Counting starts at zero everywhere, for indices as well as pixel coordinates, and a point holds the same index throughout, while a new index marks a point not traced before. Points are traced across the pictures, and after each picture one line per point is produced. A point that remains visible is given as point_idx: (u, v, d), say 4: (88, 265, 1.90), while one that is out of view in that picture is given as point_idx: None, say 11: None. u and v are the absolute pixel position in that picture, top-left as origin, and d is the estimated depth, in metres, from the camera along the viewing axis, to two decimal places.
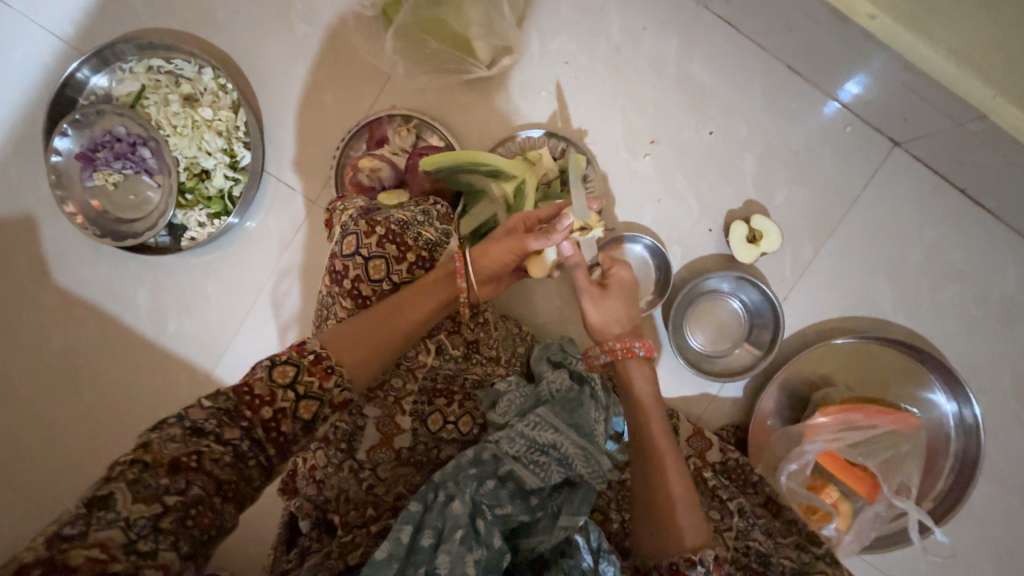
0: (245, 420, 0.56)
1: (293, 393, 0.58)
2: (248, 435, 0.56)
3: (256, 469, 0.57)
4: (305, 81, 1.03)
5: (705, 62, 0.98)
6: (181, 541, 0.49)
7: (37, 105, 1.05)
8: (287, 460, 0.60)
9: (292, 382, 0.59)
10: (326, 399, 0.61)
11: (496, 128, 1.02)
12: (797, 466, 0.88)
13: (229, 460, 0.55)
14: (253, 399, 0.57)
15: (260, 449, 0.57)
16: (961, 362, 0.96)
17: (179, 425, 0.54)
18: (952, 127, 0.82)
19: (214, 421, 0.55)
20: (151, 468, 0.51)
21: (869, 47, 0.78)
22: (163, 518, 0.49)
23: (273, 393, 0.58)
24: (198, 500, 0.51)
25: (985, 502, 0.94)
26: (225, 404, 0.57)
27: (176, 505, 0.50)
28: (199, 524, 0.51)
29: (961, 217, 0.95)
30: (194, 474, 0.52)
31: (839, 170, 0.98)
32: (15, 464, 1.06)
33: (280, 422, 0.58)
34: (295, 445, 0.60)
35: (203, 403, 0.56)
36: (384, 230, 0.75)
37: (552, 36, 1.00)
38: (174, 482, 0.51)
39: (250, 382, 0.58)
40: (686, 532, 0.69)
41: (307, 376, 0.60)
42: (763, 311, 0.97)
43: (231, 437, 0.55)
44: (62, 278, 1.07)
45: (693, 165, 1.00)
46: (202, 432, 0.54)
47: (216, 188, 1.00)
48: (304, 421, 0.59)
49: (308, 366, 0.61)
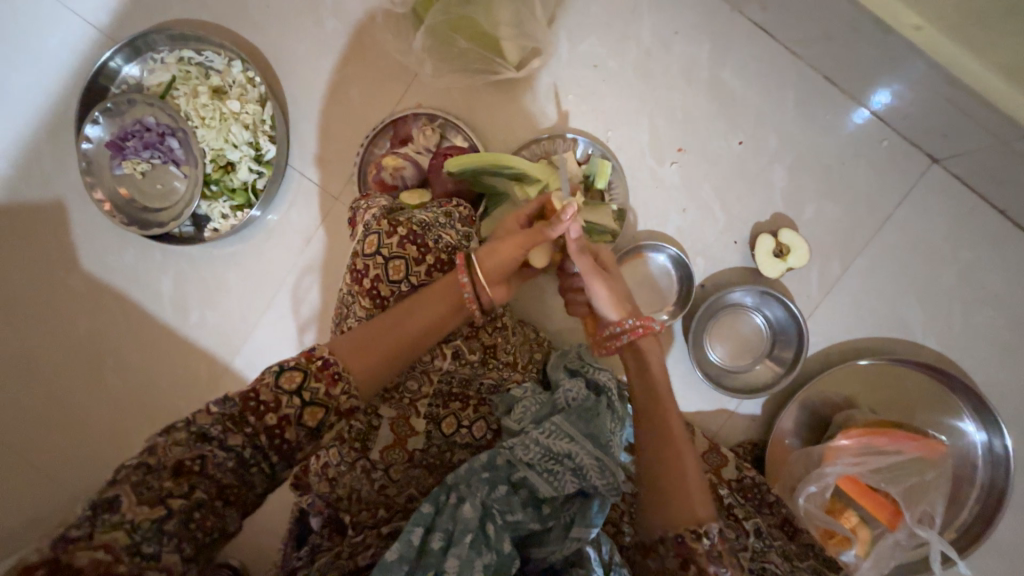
0: (249, 425, 0.56)
1: (298, 399, 0.58)
2: (251, 441, 0.56)
3: (258, 475, 0.57)
4: (332, 76, 1.03)
5: (737, 70, 0.96)
6: (183, 543, 0.51)
7: (71, 93, 1.07)
8: (291, 466, 0.60)
9: (299, 389, 0.59)
10: (333, 406, 0.60)
11: (521, 130, 1.01)
12: (816, 489, 0.85)
13: (231, 465, 0.55)
14: (258, 405, 0.57)
15: (264, 455, 0.57)
16: (992, 389, 0.92)
17: (185, 430, 0.54)
18: (995, 146, 0.79)
19: (219, 426, 0.55)
20: (155, 471, 0.52)
21: (911, 60, 0.76)
22: (166, 521, 0.50)
23: (277, 400, 0.58)
24: (201, 503, 0.53)
25: (1012, 534, 0.91)
26: (231, 410, 0.56)
27: (180, 508, 0.51)
28: (201, 526, 0.53)
29: (1001, 238, 0.91)
30: (197, 477, 0.53)
31: (873, 185, 0.95)
32: (37, 444, 1.08)
33: (284, 430, 0.58)
34: (299, 452, 0.60)
35: (210, 408, 0.56)
36: (406, 230, 0.74)
37: (581, 38, 0.99)
38: (177, 485, 0.52)
39: (256, 387, 0.57)
40: (693, 506, 0.65)
41: (314, 382, 0.60)
42: (787, 329, 0.94)
43: (234, 443, 0.55)
44: (88, 264, 1.08)
45: (720, 174, 0.97)
46: (207, 437, 0.55)
47: (240, 180, 1.01)
48: (310, 428, 0.59)
49: (315, 372, 0.60)
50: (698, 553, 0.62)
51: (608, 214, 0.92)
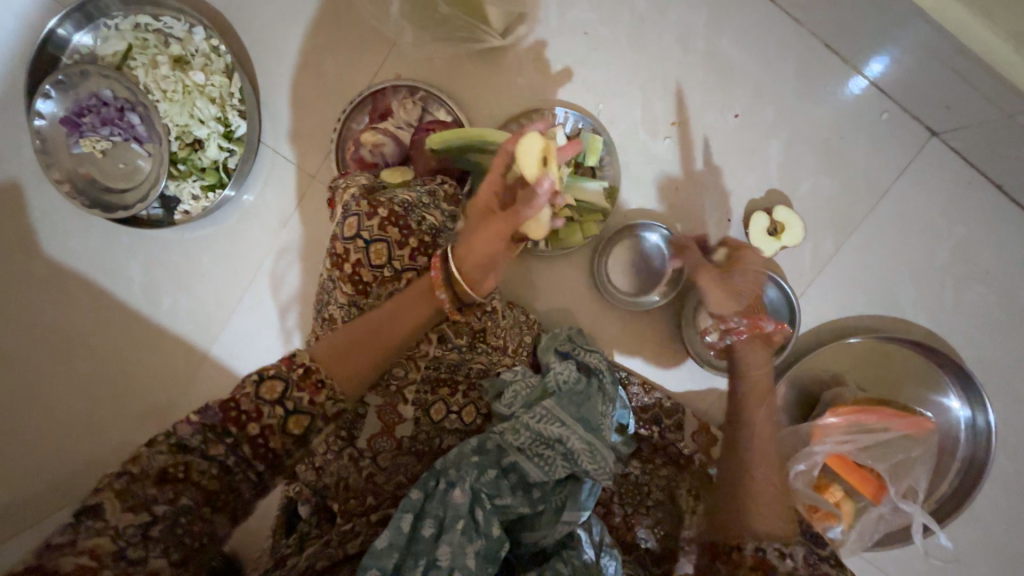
0: (231, 436, 0.53)
1: (281, 409, 0.54)
2: (236, 450, 0.54)
3: (246, 482, 0.55)
4: (305, 45, 0.96)
5: (735, 38, 0.91)
6: (171, 548, 0.50)
7: (17, 62, 0.98)
8: (280, 472, 0.58)
9: (281, 399, 0.55)
10: (319, 413, 0.57)
11: (507, 103, 0.95)
12: (805, 466, 0.83)
13: (216, 472, 0.53)
14: (239, 414, 0.53)
15: (249, 464, 0.55)
16: (979, 365, 0.93)
17: (165, 440, 0.51)
18: (998, 119, 0.76)
19: (198, 437, 0.52)
20: (139, 480, 0.50)
21: (916, 27, 0.72)
22: (152, 527, 0.49)
23: (259, 410, 0.53)
24: (187, 509, 0.51)
25: (992, 503, 0.93)
26: (210, 419, 0.53)
27: (165, 514, 0.50)
28: (188, 531, 0.51)
29: (996, 214, 0.90)
30: (182, 484, 0.51)
31: (870, 160, 0.92)
32: (10, 435, 1.04)
33: (268, 438, 0.54)
34: (287, 458, 0.57)
35: (190, 416, 0.53)
36: (387, 212, 0.70)
37: (572, 3, 0.92)
38: (162, 492, 0.50)
39: (236, 396, 0.53)
40: None
41: (297, 391, 0.55)
42: (780, 310, 0.93)
43: (217, 452, 0.53)
44: (53, 250, 1.03)
45: (715, 150, 0.94)
46: (186, 447, 0.52)
47: (210, 159, 0.95)
48: (296, 435, 0.56)
49: (297, 380, 0.56)
50: None
51: (598, 191, 0.90)
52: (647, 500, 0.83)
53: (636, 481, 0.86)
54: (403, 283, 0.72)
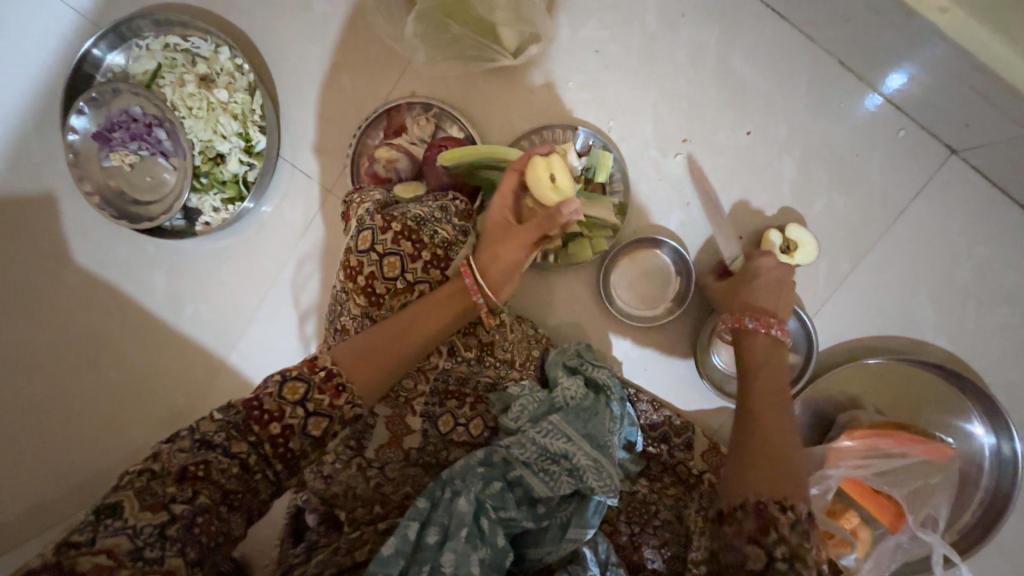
0: (252, 435, 0.57)
1: (302, 410, 0.59)
2: (255, 449, 0.58)
3: (262, 481, 0.59)
4: (323, 64, 1.00)
5: (747, 55, 0.91)
6: (188, 547, 0.52)
7: (56, 81, 1.04)
8: (294, 474, 0.62)
9: (302, 400, 0.59)
10: (336, 416, 0.61)
11: (518, 120, 0.96)
12: (817, 491, 0.80)
13: (235, 471, 0.56)
14: (262, 414, 0.58)
15: (268, 463, 0.59)
16: (1003, 390, 0.90)
17: (189, 437, 0.56)
18: (1021, 137, 0.75)
19: (222, 434, 0.56)
20: (159, 477, 0.53)
21: (931, 44, 0.71)
22: (168, 526, 0.51)
23: (281, 409, 0.58)
24: (205, 507, 0.54)
25: (1018, 536, 0.89)
26: (234, 418, 0.57)
27: (184, 512, 0.52)
28: (205, 531, 0.53)
29: (1019, 234, 0.88)
30: (201, 483, 0.54)
31: (887, 178, 0.91)
32: (37, 437, 1.08)
33: (288, 439, 0.59)
34: (302, 460, 0.61)
35: (213, 416, 0.58)
36: (401, 226, 0.71)
37: (583, 22, 0.94)
38: (181, 491, 0.53)
39: (259, 397, 0.58)
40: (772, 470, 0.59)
41: (317, 394, 0.60)
42: (797, 339, 0.92)
43: (238, 451, 0.57)
44: (81, 258, 1.07)
45: (726, 166, 0.93)
46: (210, 444, 0.56)
47: (231, 172, 0.98)
48: (313, 437, 0.60)
49: (318, 384, 0.61)
50: (779, 521, 0.54)
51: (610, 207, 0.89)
52: (654, 519, 0.83)
53: (643, 499, 0.86)
54: (415, 295, 0.73)
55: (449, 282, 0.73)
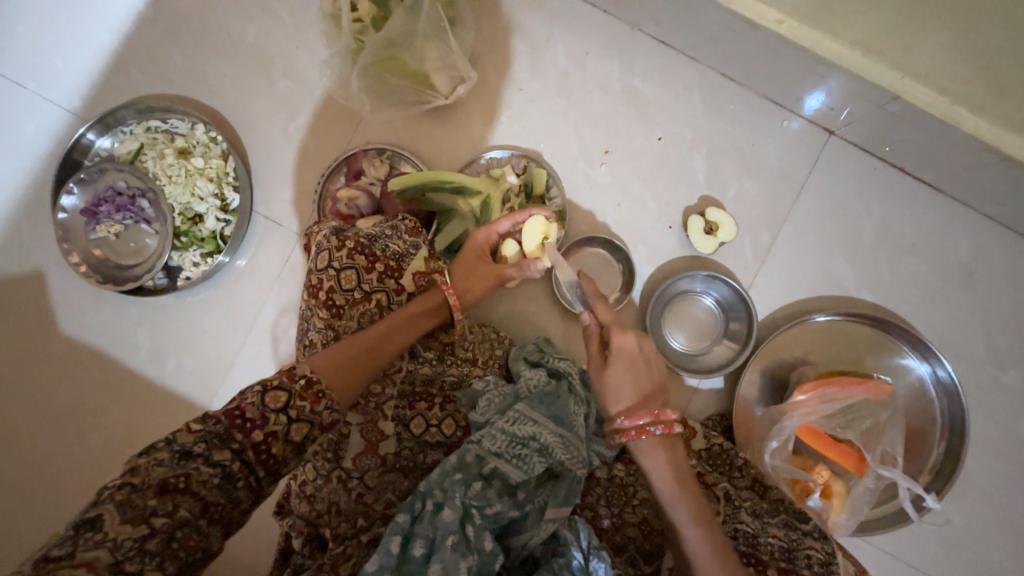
0: (236, 442, 0.61)
1: (285, 416, 0.64)
2: (239, 457, 0.61)
3: (244, 491, 0.62)
4: (287, 128, 1.14)
5: (646, 77, 1.08)
6: (165, 562, 0.54)
7: (47, 170, 1.16)
8: (275, 482, 0.65)
9: (285, 407, 0.64)
10: (317, 421, 0.66)
11: (461, 153, 1.10)
12: (777, 443, 0.89)
13: (217, 481, 0.59)
14: (245, 422, 0.62)
15: (251, 470, 0.62)
16: (930, 330, 0.99)
17: (168, 449, 0.58)
18: (875, 110, 0.90)
19: (203, 444, 0.60)
20: (139, 491, 0.55)
21: (781, 48, 0.88)
22: (148, 540, 0.53)
23: (264, 417, 0.62)
24: (184, 522, 0.56)
25: (979, 466, 0.95)
26: (215, 428, 0.61)
27: (163, 526, 0.54)
28: (184, 546, 0.55)
29: (906, 193, 1.01)
30: (181, 496, 0.56)
31: (783, 160, 1.04)
32: (22, 510, 1.09)
33: (271, 445, 0.63)
34: (285, 466, 0.65)
35: (192, 427, 0.61)
36: (354, 243, 0.80)
37: (505, 67, 1.10)
38: (161, 504, 0.55)
39: (242, 406, 0.62)
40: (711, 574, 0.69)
41: (299, 400, 0.65)
42: (736, 306, 1.00)
43: (221, 459, 0.60)
44: (67, 327, 1.13)
45: (645, 168, 1.07)
46: (191, 454, 0.59)
47: (209, 229, 1.08)
48: (295, 444, 0.65)
49: (299, 391, 0.66)
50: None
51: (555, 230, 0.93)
52: (633, 499, 0.85)
53: (622, 482, 0.87)
54: (373, 304, 0.81)
55: (414, 297, 0.83)
